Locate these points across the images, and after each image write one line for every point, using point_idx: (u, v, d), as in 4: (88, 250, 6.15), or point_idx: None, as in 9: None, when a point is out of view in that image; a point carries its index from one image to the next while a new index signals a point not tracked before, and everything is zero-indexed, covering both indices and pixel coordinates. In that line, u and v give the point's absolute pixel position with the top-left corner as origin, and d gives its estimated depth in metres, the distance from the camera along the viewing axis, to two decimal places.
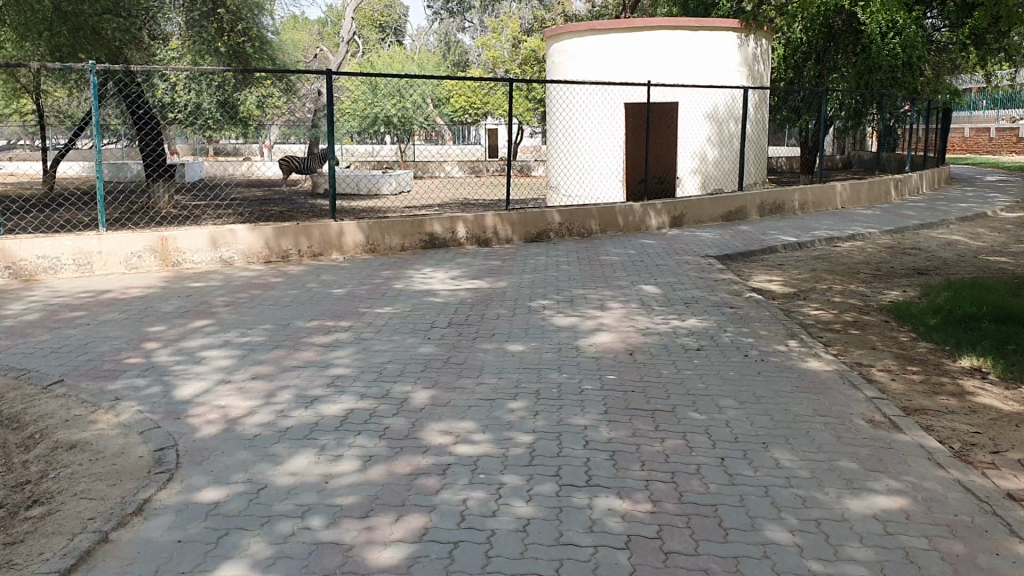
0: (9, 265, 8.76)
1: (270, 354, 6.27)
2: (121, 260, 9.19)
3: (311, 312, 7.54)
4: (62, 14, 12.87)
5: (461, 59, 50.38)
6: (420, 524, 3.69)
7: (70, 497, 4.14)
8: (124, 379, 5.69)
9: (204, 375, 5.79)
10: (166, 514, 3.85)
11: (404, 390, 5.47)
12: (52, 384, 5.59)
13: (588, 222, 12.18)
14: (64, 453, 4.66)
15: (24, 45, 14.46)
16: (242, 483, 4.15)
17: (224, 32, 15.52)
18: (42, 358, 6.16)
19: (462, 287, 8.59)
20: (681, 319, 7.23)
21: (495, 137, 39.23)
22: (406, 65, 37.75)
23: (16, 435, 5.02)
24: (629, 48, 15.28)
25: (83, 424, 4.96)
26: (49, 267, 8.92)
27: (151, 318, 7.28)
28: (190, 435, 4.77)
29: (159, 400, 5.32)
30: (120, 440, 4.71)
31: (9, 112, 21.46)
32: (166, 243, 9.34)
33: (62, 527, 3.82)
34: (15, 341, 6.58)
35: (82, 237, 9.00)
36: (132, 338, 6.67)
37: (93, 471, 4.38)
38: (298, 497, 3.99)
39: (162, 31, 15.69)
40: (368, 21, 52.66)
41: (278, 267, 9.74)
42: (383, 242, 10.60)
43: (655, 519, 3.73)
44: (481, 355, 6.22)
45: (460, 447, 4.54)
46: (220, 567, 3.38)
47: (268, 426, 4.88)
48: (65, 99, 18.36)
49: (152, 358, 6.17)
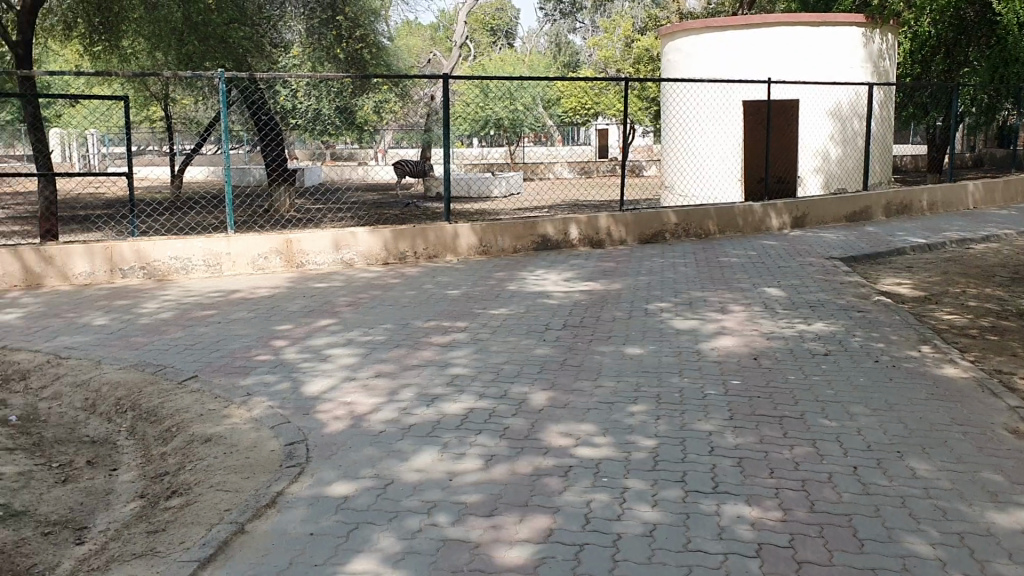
0: (144, 266, 9.20)
1: (392, 353, 6.38)
2: (248, 261, 9.52)
3: (430, 312, 7.64)
4: (193, 24, 13.44)
5: (571, 61, 50.20)
6: (545, 525, 3.68)
7: (207, 488, 4.30)
8: (254, 375, 5.88)
9: (330, 371, 5.95)
10: (298, 507, 3.96)
11: (523, 390, 5.48)
12: (187, 380, 5.82)
13: (706, 222, 11.99)
14: (200, 446, 4.84)
15: (156, 54, 14.82)
16: (371, 478, 4.23)
17: (343, 39, 15.96)
18: (177, 354, 6.42)
19: (577, 289, 8.57)
20: (806, 323, 7.02)
21: (605, 137, 39.07)
22: (518, 69, 37.93)
23: (155, 429, 5.26)
24: (750, 46, 15.01)
25: (217, 418, 5.14)
26: (181, 267, 9.31)
27: (278, 317, 7.51)
28: (319, 430, 4.90)
29: (289, 395, 5.48)
30: (252, 433, 4.87)
31: (140, 119, 22.42)
32: (292, 245, 9.63)
33: (201, 517, 3.97)
34: (152, 338, 6.89)
35: (211, 240, 9.37)
36: (260, 336, 6.88)
37: (228, 463, 4.53)
38: (423, 494, 4.04)
39: (282, 39, 16.03)
40: (479, 24, 53.08)
41: (395, 268, 9.90)
42: (496, 244, 10.66)
43: (787, 528, 3.63)
44: (599, 357, 6.20)
45: (581, 449, 4.53)
46: (352, 560, 3.45)
47: (392, 423, 4.97)
48: (191, 107, 19.14)
49: (280, 355, 6.36)
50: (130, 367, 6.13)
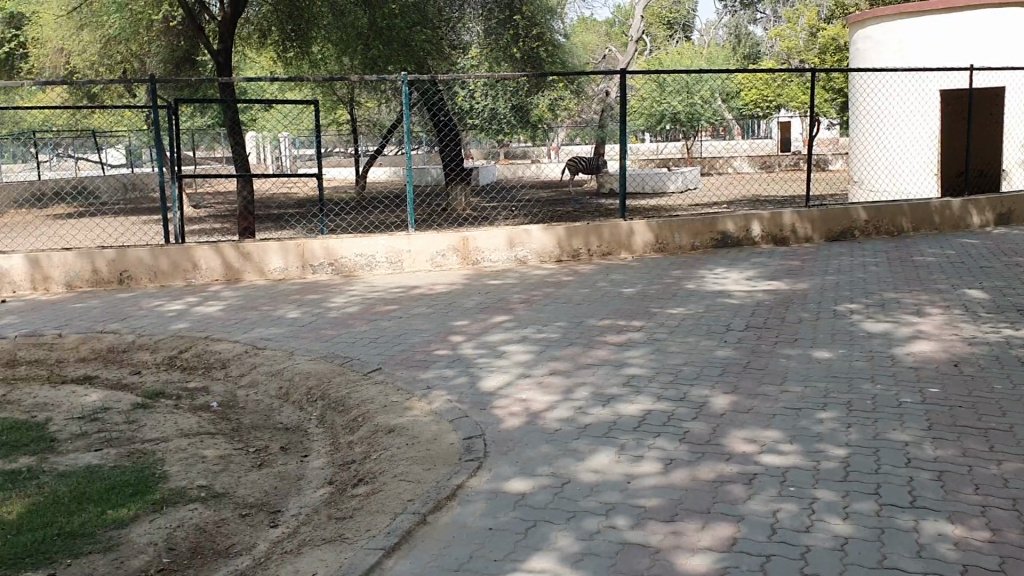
0: (331, 262, 9.62)
1: (568, 351, 6.38)
2: (428, 258, 9.78)
3: (606, 310, 7.60)
4: (377, 28, 14.03)
5: (752, 52, 48.78)
6: (728, 533, 3.57)
7: (391, 477, 4.42)
8: (434, 369, 6.02)
9: (507, 368, 6.01)
10: (478, 501, 4.01)
11: (702, 393, 5.35)
12: (371, 372, 6.04)
13: (899, 219, 11.36)
14: (384, 436, 5.00)
15: (343, 60, 15.47)
16: (548, 476, 4.24)
17: (520, 38, 16.07)
18: (362, 347, 6.67)
19: (758, 288, 8.30)
20: (1014, 328, 6.50)
21: (787, 130, 37.72)
22: (696, 62, 37.20)
23: (342, 418, 5.49)
24: (954, 29, 14.05)
25: (400, 410, 5.29)
26: (365, 264, 9.68)
27: (456, 313, 7.67)
28: (497, 425, 4.96)
29: (467, 390, 5.58)
30: (433, 426, 4.98)
31: (328, 122, 23.50)
32: (468, 243, 9.84)
33: (385, 506, 4.09)
34: (338, 331, 7.20)
35: (393, 237, 9.69)
36: (440, 331, 7.05)
37: (411, 454, 4.65)
38: (601, 495, 4.00)
39: (460, 40, 16.45)
40: (656, 18, 52.46)
41: (570, 266, 9.92)
42: (673, 241, 10.49)
43: (996, 550, 3.35)
44: (783, 360, 5.97)
45: (766, 456, 4.36)
46: (531, 558, 3.46)
47: (569, 421, 4.96)
48: (375, 109, 19.92)
49: (458, 350, 6.49)
50: (318, 358, 6.42)
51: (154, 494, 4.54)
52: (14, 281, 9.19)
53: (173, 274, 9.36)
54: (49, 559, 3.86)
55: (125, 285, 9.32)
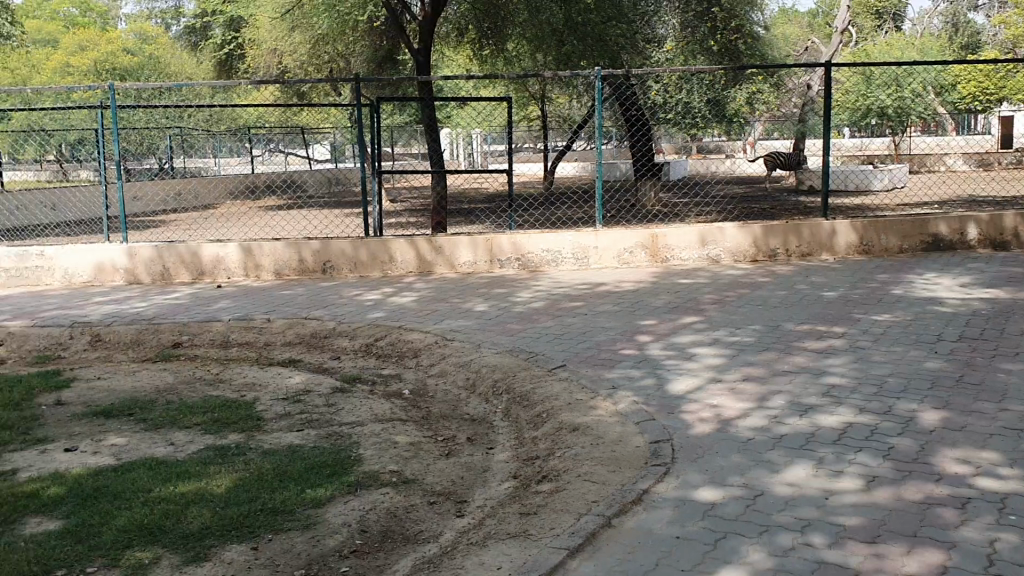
0: (520, 257, 9.72)
1: (761, 356, 6.13)
2: (615, 254, 9.69)
3: (802, 315, 7.25)
4: (573, 25, 14.07)
5: (970, 41, 45.48)
6: (939, 562, 3.29)
7: (575, 476, 4.38)
8: (621, 369, 5.94)
9: (696, 371, 5.84)
10: (664, 507, 3.90)
11: (910, 407, 4.99)
12: (557, 368, 6.03)
13: None
14: (569, 434, 4.96)
15: (536, 56, 15.58)
16: (739, 486, 4.07)
17: (718, 30, 15.96)
18: (549, 343, 6.67)
19: (974, 296, 7.68)
20: None
21: (1009, 125, 34.89)
22: (907, 52, 35.05)
23: (527, 413, 5.50)
24: None
25: (585, 408, 5.24)
26: (552, 259, 9.71)
27: (645, 312, 7.55)
28: (685, 430, 4.82)
29: (655, 392, 5.46)
30: (619, 427, 4.90)
31: (520, 117, 23.79)
32: (657, 240, 9.67)
33: (570, 505, 4.04)
34: (526, 326, 7.25)
35: (581, 233, 9.67)
36: (627, 330, 6.95)
37: (596, 454, 4.59)
38: (797, 510, 3.80)
39: (655, 34, 15.95)
40: (863, 7, 49.87)
41: (764, 266, 9.56)
42: (879, 242, 9.90)
43: None
44: (1003, 376, 5.48)
45: (982, 480, 4.00)
46: (720, 570, 3.32)
47: (762, 430, 4.75)
48: (567, 104, 20.01)
49: (646, 350, 6.37)
50: (506, 352, 6.48)
51: (348, 476, 4.70)
52: (228, 268, 9.84)
53: (371, 265, 9.74)
54: (252, 533, 4.08)
55: (326, 274, 9.78)
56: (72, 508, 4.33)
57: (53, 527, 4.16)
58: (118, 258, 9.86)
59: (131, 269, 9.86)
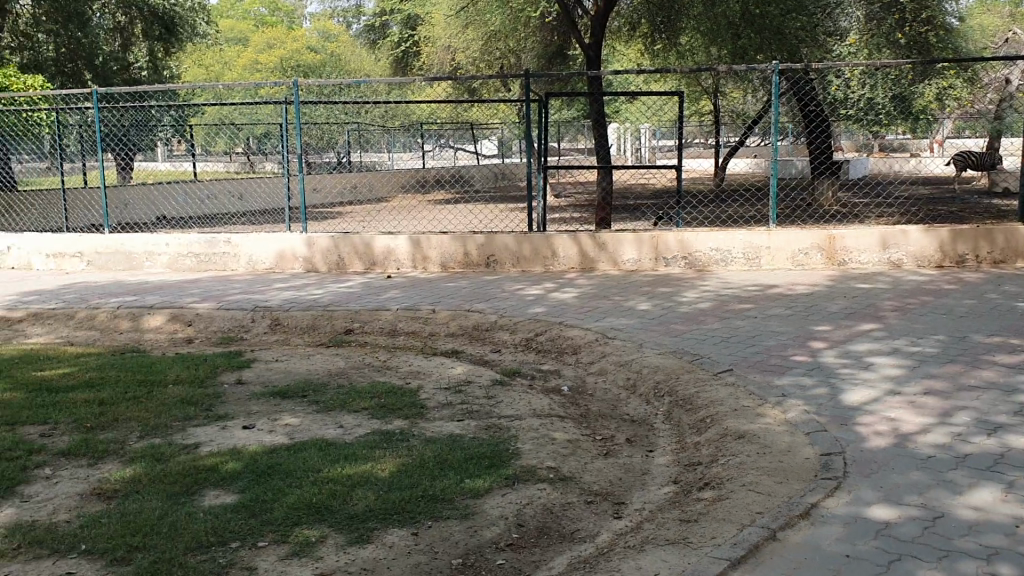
0: (686, 256, 9.52)
1: (945, 368, 5.73)
2: (787, 255, 9.33)
3: (993, 326, 6.74)
4: (750, 16, 13.60)
5: None
6: None
7: (739, 485, 4.22)
8: (790, 376, 5.70)
9: (873, 382, 5.52)
10: (834, 523, 3.70)
11: None
12: (722, 372, 5.85)
13: None
14: (733, 441, 4.80)
15: (710, 50, 15.24)
16: (918, 507, 3.81)
17: (907, 22, 14.81)
18: (715, 346, 6.49)
19: None
20: None
21: None
22: None
23: (689, 417, 5.37)
24: None
25: (751, 415, 5.06)
26: (720, 259, 9.46)
27: (818, 316, 7.22)
28: (859, 443, 4.56)
29: (827, 402, 5.20)
30: (787, 437, 4.69)
31: (690, 113, 23.34)
32: (834, 242, 9.24)
33: (733, 515, 3.90)
34: (691, 327, 7.08)
35: (752, 232, 9.38)
36: (798, 335, 6.67)
37: (761, 464, 4.41)
38: (981, 537, 3.52)
39: (838, 26, 15.79)
40: None
41: (952, 272, 8.96)
42: None
43: None
44: None
45: None
46: None
47: (945, 448, 4.44)
48: (740, 98, 19.50)
49: (818, 357, 6.09)
50: (670, 353, 6.35)
51: (507, 469, 4.71)
52: (397, 259, 10.12)
53: (534, 260, 9.78)
54: (412, 518, 4.15)
55: (490, 268, 9.90)
56: (246, 483, 4.55)
57: (229, 500, 4.38)
58: (297, 247, 10.33)
59: (309, 258, 10.31)
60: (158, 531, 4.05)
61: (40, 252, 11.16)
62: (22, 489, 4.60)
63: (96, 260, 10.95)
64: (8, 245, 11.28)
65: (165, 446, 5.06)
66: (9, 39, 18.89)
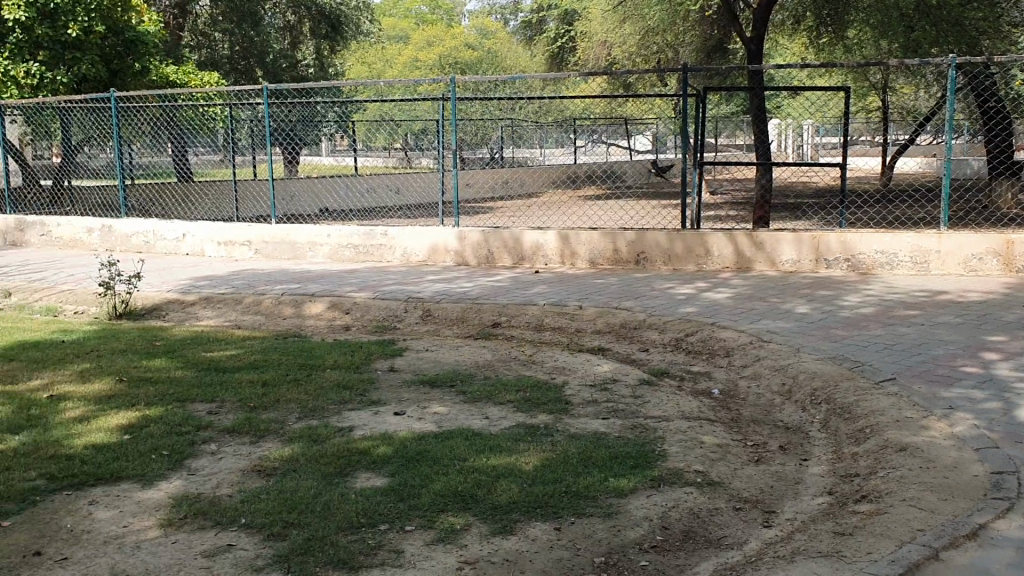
0: (848, 258, 9.13)
1: None
2: (959, 260, 8.79)
3: None
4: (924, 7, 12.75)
5: None
6: None
7: (899, 501, 4.00)
8: (959, 388, 5.36)
9: None
10: (1005, 548, 3.48)
11: None
12: (884, 381, 5.57)
13: None
14: (894, 454, 4.56)
15: (880, 43, 14.56)
16: None
17: None
18: (877, 353, 6.19)
19: None
20: None
21: None
22: None
23: (846, 426, 5.14)
24: None
25: (914, 428, 4.79)
26: (885, 262, 9.02)
27: (992, 326, 6.77)
28: None
29: (1000, 417, 4.87)
30: (954, 452, 4.42)
31: (856, 109, 22.40)
32: (1013, 247, 8.61)
33: (891, 531, 3.71)
34: (851, 332, 6.78)
35: (922, 235, 8.89)
36: (969, 345, 6.27)
37: (925, 479, 4.17)
38: None
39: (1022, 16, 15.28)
40: None
41: None
42: None
43: None
44: None
45: None
46: None
47: None
48: (912, 94, 18.54)
49: (991, 369, 5.71)
50: (827, 359, 6.11)
51: (653, 470, 4.64)
52: (546, 255, 10.16)
53: (686, 258, 9.61)
54: (556, 513, 4.15)
55: (640, 266, 9.80)
56: (396, 468, 4.67)
57: (379, 483, 4.51)
58: (450, 241, 10.53)
59: (461, 251, 10.49)
60: (312, 510, 4.21)
61: (212, 239, 11.83)
62: (190, 462, 4.88)
63: (263, 249, 11.51)
64: (185, 232, 12.01)
65: (321, 428, 5.25)
66: (190, 38, 20.19)
